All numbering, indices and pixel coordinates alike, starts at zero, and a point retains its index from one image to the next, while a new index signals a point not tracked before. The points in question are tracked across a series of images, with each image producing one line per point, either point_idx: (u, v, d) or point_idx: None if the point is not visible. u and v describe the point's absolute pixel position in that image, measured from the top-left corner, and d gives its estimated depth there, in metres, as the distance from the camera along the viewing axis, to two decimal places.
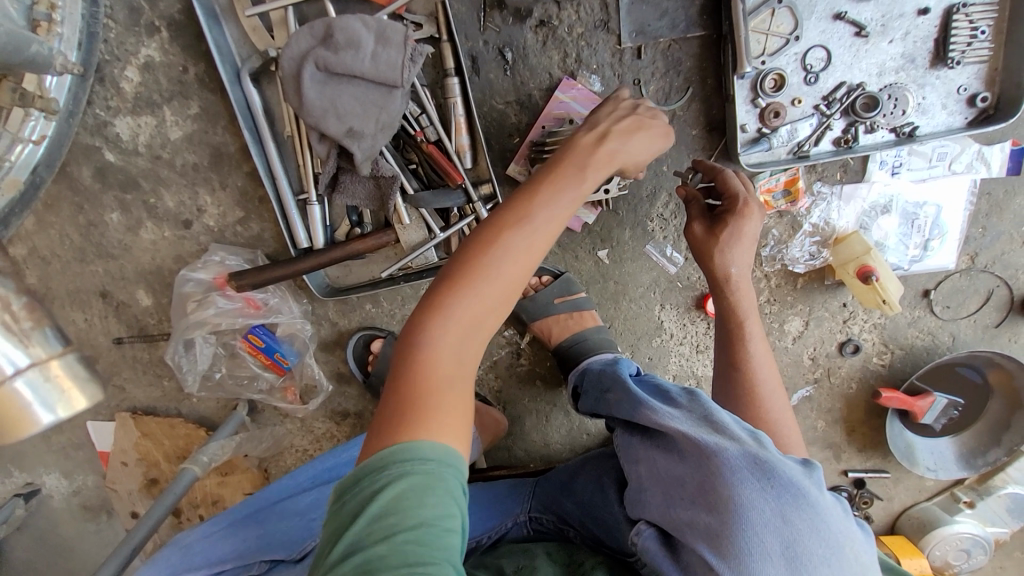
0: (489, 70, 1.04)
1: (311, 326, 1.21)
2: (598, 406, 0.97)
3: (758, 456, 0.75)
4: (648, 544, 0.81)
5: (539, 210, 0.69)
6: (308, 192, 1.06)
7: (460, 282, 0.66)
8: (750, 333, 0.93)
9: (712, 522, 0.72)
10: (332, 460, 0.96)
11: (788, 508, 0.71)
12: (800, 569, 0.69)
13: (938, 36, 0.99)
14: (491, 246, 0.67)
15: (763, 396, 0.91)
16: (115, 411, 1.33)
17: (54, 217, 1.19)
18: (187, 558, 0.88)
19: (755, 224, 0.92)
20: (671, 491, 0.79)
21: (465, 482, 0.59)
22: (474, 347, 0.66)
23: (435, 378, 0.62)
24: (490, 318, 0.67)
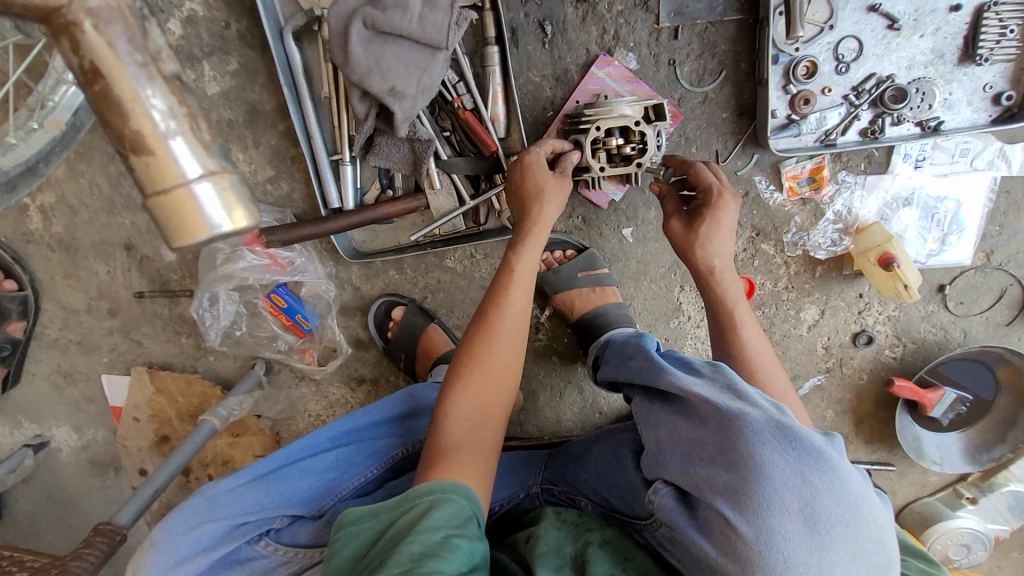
0: (528, 43, 1.07)
1: (335, 289, 1.22)
2: (619, 372, 0.98)
3: (779, 421, 0.76)
4: (665, 502, 0.79)
5: (506, 302, 0.96)
6: (343, 152, 1.08)
7: (464, 373, 0.93)
8: (743, 321, 0.95)
9: (732, 478, 0.72)
10: (352, 422, 0.96)
11: (809, 468, 0.71)
12: (819, 528, 0.69)
13: (968, 33, 1.02)
14: (484, 339, 0.95)
15: (762, 378, 0.92)
16: (131, 365, 1.33)
17: (86, 165, 1.20)
18: (213, 509, 0.84)
19: (732, 211, 0.95)
20: (691, 450, 0.78)
21: (451, 510, 0.76)
22: (481, 414, 0.91)
23: (454, 445, 0.87)
24: (491, 394, 0.93)
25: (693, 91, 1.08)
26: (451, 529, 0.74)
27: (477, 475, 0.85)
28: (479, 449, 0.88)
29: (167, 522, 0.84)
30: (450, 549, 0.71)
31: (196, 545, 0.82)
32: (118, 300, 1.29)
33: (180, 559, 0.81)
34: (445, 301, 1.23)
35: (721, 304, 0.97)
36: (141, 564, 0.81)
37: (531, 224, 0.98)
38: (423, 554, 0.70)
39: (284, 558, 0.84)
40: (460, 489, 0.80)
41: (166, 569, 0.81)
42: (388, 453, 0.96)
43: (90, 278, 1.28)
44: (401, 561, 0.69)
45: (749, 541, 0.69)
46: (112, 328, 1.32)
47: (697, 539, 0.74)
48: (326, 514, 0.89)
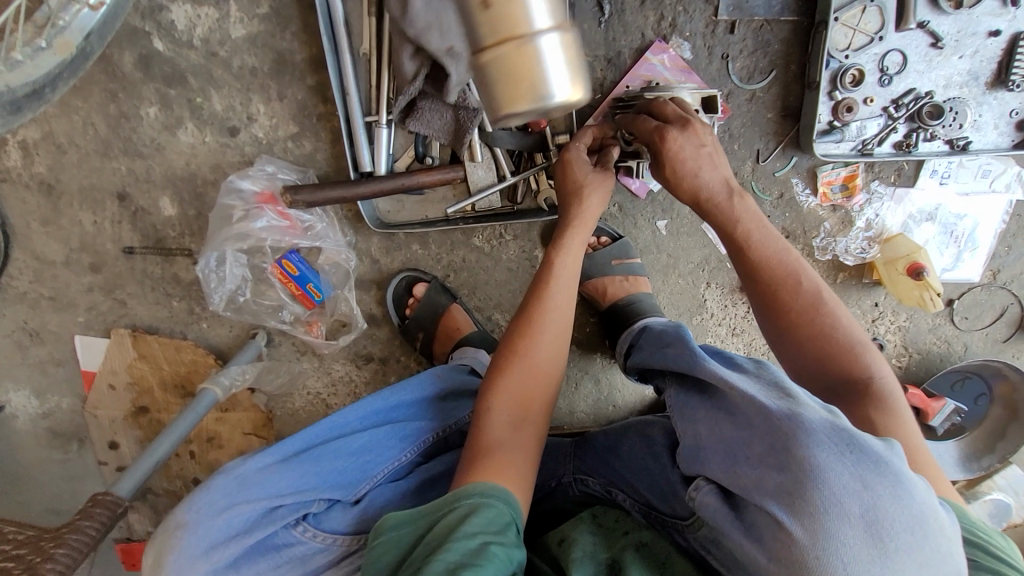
0: (584, 20, 1.03)
1: (355, 259, 1.15)
2: (654, 359, 0.94)
3: (834, 423, 0.67)
4: (707, 501, 0.72)
5: (552, 291, 0.92)
6: (379, 114, 1.02)
7: (506, 366, 0.89)
8: (753, 245, 0.85)
9: (784, 479, 0.64)
10: (383, 403, 0.92)
11: (869, 473, 0.62)
12: (882, 537, 0.59)
13: (1003, 59, 1.06)
14: (525, 333, 0.91)
15: (787, 293, 0.83)
16: (111, 326, 1.21)
17: (82, 101, 1.08)
18: (244, 489, 0.81)
19: (691, 138, 0.86)
20: (736, 448, 0.71)
21: (488, 512, 0.73)
22: (520, 410, 0.87)
23: (494, 443, 0.84)
24: (534, 390, 0.88)
25: (742, 88, 1.08)
26: (488, 535, 0.71)
27: (520, 479, 0.81)
28: (521, 446, 0.84)
29: (194, 502, 0.80)
30: (488, 555, 0.68)
31: (228, 529, 0.78)
32: (102, 254, 1.17)
33: (214, 544, 0.78)
34: (468, 280, 1.18)
35: (731, 233, 0.86)
36: (172, 547, 0.78)
37: (572, 217, 0.94)
38: (458, 560, 0.67)
39: (322, 544, 0.81)
40: (500, 492, 0.76)
41: (199, 553, 0.77)
42: (421, 437, 0.91)
43: (72, 228, 1.16)
44: (440, 567, 0.66)
45: (803, 547, 0.61)
46: (92, 285, 1.19)
47: (743, 544, 0.66)
48: (363, 499, 0.85)
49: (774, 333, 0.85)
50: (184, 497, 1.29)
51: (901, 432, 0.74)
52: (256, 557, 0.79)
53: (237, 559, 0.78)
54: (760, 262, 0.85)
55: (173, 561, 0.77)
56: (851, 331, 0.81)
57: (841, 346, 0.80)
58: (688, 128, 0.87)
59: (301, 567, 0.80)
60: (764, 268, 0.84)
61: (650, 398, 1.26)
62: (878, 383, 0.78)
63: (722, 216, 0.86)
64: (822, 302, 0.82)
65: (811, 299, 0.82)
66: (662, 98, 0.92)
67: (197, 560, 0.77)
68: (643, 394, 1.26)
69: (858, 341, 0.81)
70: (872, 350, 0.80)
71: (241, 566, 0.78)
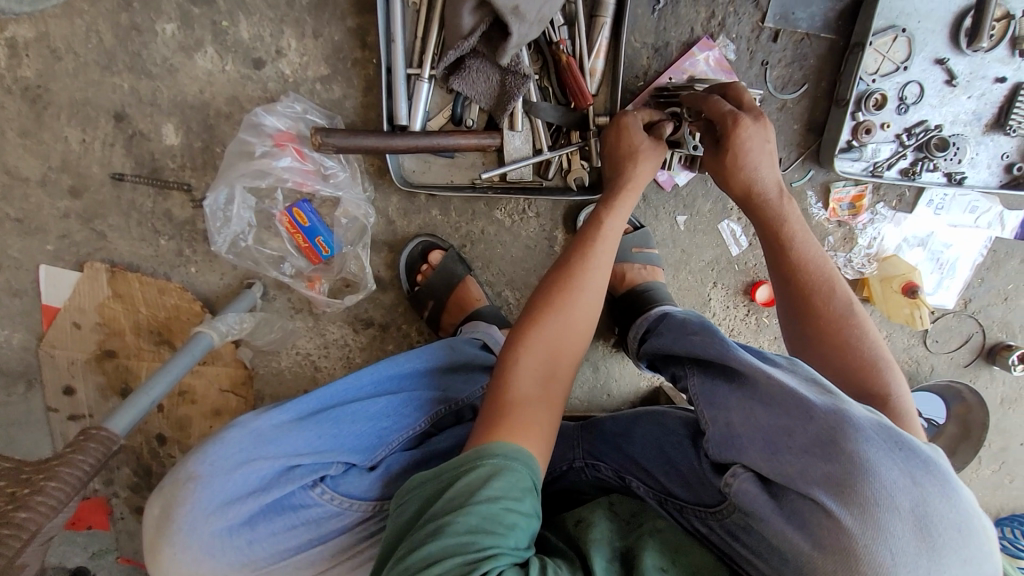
0: (639, 6, 1.06)
1: (372, 217, 1.10)
2: (676, 345, 0.90)
3: (878, 422, 0.67)
4: (746, 488, 0.69)
5: (594, 260, 0.87)
6: (423, 67, 0.98)
7: (539, 319, 0.81)
8: (795, 244, 0.88)
9: (832, 470, 0.63)
10: (397, 366, 0.85)
11: (918, 471, 0.62)
12: (932, 533, 0.59)
13: (1002, 105, 1.13)
14: (563, 289, 0.84)
15: (817, 299, 0.85)
16: (84, 260, 1.10)
17: (88, 5, 0.99)
18: (261, 446, 0.75)
19: (760, 131, 0.89)
20: (775, 437, 0.68)
21: (512, 470, 0.65)
22: (548, 373, 0.78)
23: (519, 398, 0.74)
24: (564, 354, 0.80)
25: (775, 96, 1.13)
26: (510, 502, 0.63)
27: (541, 438, 0.72)
28: (547, 405, 0.75)
29: (208, 455, 0.74)
30: (509, 525, 0.62)
31: (244, 485, 0.73)
32: (86, 178, 1.06)
33: (228, 500, 0.72)
34: (483, 253, 1.16)
35: (777, 225, 0.89)
36: (182, 501, 0.73)
37: (626, 180, 0.93)
38: (477, 528, 0.60)
39: (339, 508, 0.75)
40: (524, 455, 0.67)
41: (212, 508, 0.72)
42: (435, 406, 0.84)
43: (54, 144, 1.04)
44: (457, 533, 0.60)
45: (853, 537, 0.60)
46: (68, 211, 1.08)
47: (786, 532, 0.64)
48: (380, 466, 0.79)
49: (800, 336, 0.86)
50: (142, 455, 1.18)
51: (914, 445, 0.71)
52: (272, 516, 0.74)
53: (252, 517, 0.73)
54: (799, 261, 0.87)
55: (184, 516, 0.72)
56: (874, 349, 0.81)
57: (861, 359, 0.80)
58: (760, 121, 0.89)
59: (317, 531, 0.75)
60: (802, 268, 0.87)
61: (644, 390, 1.28)
62: (892, 400, 0.76)
63: (769, 208, 0.90)
64: (852, 315, 0.84)
65: (841, 308, 0.84)
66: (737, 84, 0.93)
67: (210, 516, 0.72)
68: (638, 386, 1.28)
69: (881, 360, 0.80)
70: (892, 368, 0.80)
71: (257, 525, 0.73)
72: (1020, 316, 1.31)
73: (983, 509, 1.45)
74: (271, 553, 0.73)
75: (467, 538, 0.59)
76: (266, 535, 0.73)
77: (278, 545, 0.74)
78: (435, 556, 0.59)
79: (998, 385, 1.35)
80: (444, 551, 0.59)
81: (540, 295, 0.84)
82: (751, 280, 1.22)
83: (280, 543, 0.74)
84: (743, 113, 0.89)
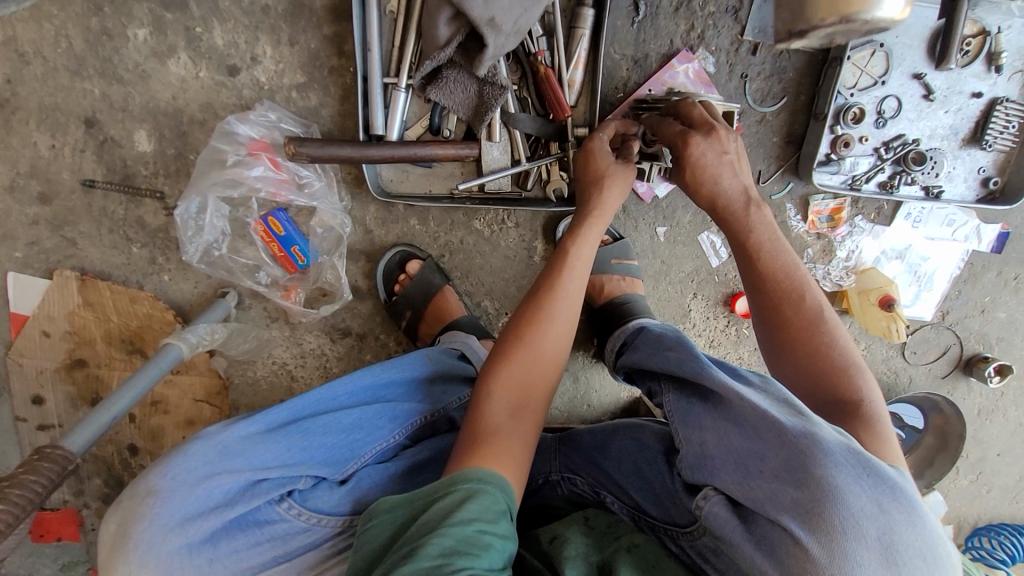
0: (618, 17, 1.06)
1: (349, 226, 1.09)
2: (652, 360, 0.89)
3: (848, 445, 0.67)
4: (715, 511, 0.70)
5: (565, 283, 0.86)
6: (400, 77, 0.97)
7: (508, 354, 0.81)
8: (765, 254, 0.87)
9: (801, 496, 0.62)
10: (373, 378, 0.83)
11: (885, 497, 0.62)
12: (896, 563, 0.59)
13: (979, 120, 1.14)
14: (533, 320, 0.83)
15: (788, 308, 0.85)
16: (54, 267, 1.08)
17: (57, 9, 0.97)
18: (226, 459, 0.72)
19: (714, 144, 0.89)
20: (748, 460, 0.68)
21: (485, 494, 0.65)
22: (521, 401, 0.78)
23: (493, 430, 0.74)
24: (537, 381, 0.80)
25: (754, 109, 1.13)
26: (484, 524, 0.62)
27: (517, 466, 0.72)
28: (521, 437, 0.75)
29: (170, 468, 0.71)
30: (484, 546, 0.61)
31: (207, 500, 0.71)
32: (55, 184, 1.04)
33: (190, 515, 0.70)
34: (462, 263, 1.15)
35: (745, 239, 0.89)
36: (140, 517, 0.70)
37: (593, 208, 0.93)
38: (452, 548, 0.59)
39: (306, 524, 0.74)
40: (497, 480, 0.67)
41: (173, 524, 0.69)
42: (410, 419, 0.83)
43: (22, 149, 1.02)
44: (429, 555, 0.59)
45: (819, 566, 0.60)
46: (38, 218, 1.06)
47: (753, 556, 0.65)
48: (351, 479, 0.78)
49: (774, 346, 0.86)
50: (114, 466, 1.16)
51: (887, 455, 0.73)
52: (235, 533, 0.72)
53: (214, 533, 0.71)
54: (767, 273, 0.87)
55: (142, 532, 0.69)
56: (845, 353, 0.82)
57: (833, 366, 0.81)
58: (711, 135, 0.89)
59: (283, 546, 0.73)
60: (769, 280, 0.87)
61: (624, 401, 1.27)
62: (866, 405, 0.78)
63: (737, 224, 0.90)
64: (823, 320, 0.84)
65: (811, 315, 0.84)
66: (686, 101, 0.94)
67: (169, 533, 0.69)
68: (618, 397, 1.27)
69: (853, 365, 0.81)
70: (864, 373, 0.81)
71: (218, 542, 0.71)
72: (996, 328, 1.32)
73: (961, 519, 1.46)
74: (233, 572, 0.71)
75: (440, 561, 0.58)
76: (228, 553, 0.71)
77: (241, 564, 0.72)
78: None
79: (976, 395, 1.36)
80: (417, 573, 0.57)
81: (511, 325, 0.84)
82: (731, 291, 1.22)
83: (244, 561, 0.72)
84: (693, 131, 0.90)
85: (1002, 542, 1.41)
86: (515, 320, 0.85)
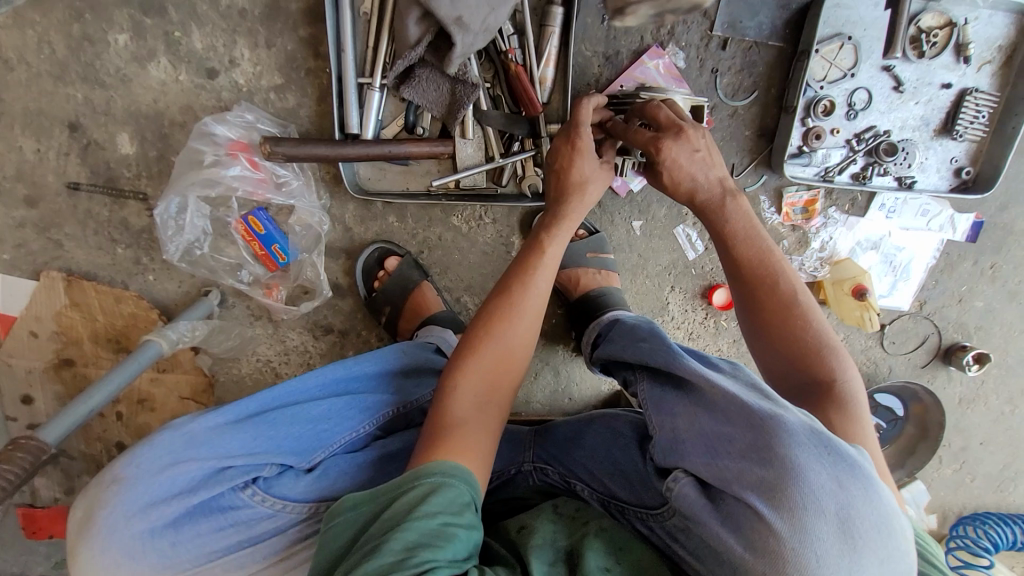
0: (588, 15, 1.08)
1: (328, 224, 1.11)
2: (626, 352, 0.91)
3: (811, 426, 0.68)
4: (685, 492, 0.71)
5: (529, 281, 0.87)
6: (373, 77, 0.99)
7: (474, 347, 0.82)
8: (738, 245, 0.90)
9: (766, 475, 0.64)
10: (345, 371, 0.85)
11: (844, 474, 0.63)
12: (854, 535, 0.61)
13: (950, 111, 1.15)
14: (500, 315, 0.84)
15: (763, 296, 0.88)
16: (41, 269, 1.10)
17: (39, 16, 1.00)
18: (191, 447, 0.74)
19: (685, 144, 0.90)
20: (717, 443, 0.70)
21: (448, 489, 0.67)
22: (486, 394, 0.79)
23: (459, 421, 0.75)
24: (503, 376, 0.81)
25: (726, 103, 1.15)
26: (449, 517, 0.65)
27: (480, 458, 0.73)
28: (484, 431, 0.76)
29: (136, 457, 0.73)
30: (448, 537, 0.64)
31: (171, 487, 0.72)
32: (41, 187, 1.07)
33: (154, 501, 0.72)
34: (440, 259, 1.17)
35: (720, 233, 0.92)
36: (104, 503, 0.71)
37: (563, 211, 0.93)
38: (415, 543, 0.61)
39: (271, 510, 0.75)
40: (461, 472, 0.69)
41: (135, 510, 0.71)
42: (382, 410, 0.84)
43: (8, 154, 1.05)
44: (393, 550, 0.61)
45: (782, 540, 0.61)
46: (24, 221, 1.08)
47: (721, 534, 0.66)
48: (318, 467, 0.78)
49: (754, 328, 0.89)
50: (102, 464, 1.17)
51: (858, 432, 0.77)
52: (198, 518, 0.73)
53: (177, 519, 0.72)
54: (741, 262, 0.90)
55: (105, 517, 0.71)
56: (822, 335, 0.85)
57: (808, 346, 0.84)
58: (681, 137, 0.90)
59: (247, 532, 0.74)
60: (744, 265, 0.90)
61: (606, 394, 1.28)
62: (841, 384, 0.81)
63: (713, 215, 0.92)
64: (797, 305, 0.87)
65: (786, 299, 0.87)
66: (659, 101, 0.94)
67: (131, 517, 0.71)
68: (600, 390, 1.28)
69: (829, 346, 0.84)
70: (840, 353, 0.84)
71: (181, 527, 0.72)
72: (975, 317, 1.33)
73: (946, 509, 1.46)
74: (195, 556, 0.73)
75: (403, 555, 0.61)
76: (191, 537, 0.72)
77: (204, 548, 0.73)
78: (373, 572, 0.60)
79: (956, 384, 1.37)
80: (380, 568, 0.60)
81: (478, 316, 0.85)
82: (709, 284, 1.24)
83: (207, 546, 0.73)
84: (663, 134, 0.91)
85: (987, 531, 1.42)
86: (480, 312, 0.86)
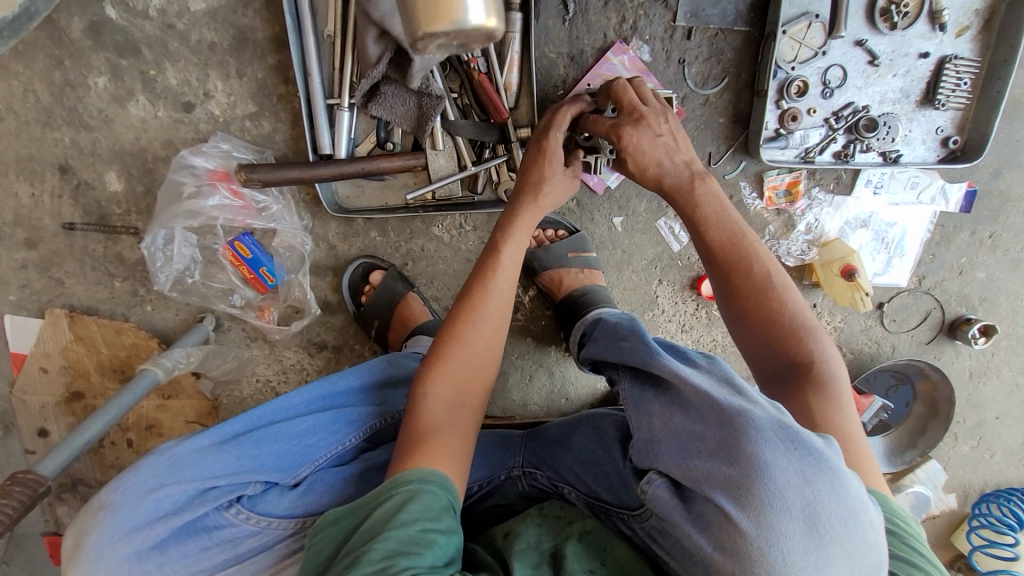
0: (549, 17, 1.08)
1: (311, 244, 1.14)
2: (608, 351, 0.91)
3: (780, 420, 0.66)
4: (659, 494, 0.70)
5: (495, 284, 0.88)
6: (341, 97, 1.01)
7: (444, 353, 0.83)
8: (708, 231, 0.88)
9: (733, 474, 0.62)
10: (329, 387, 0.87)
11: (811, 469, 0.62)
12: (820, 531, 0.60)
13: (930, 80, 1.12)
14: (465, 320, 0.86)
15: (737, 281, 0.86)
16: (46, 307, 1.15)
17: (23, 67, 1.04)
18: (176, 470, 0.76)
19: (646, 131, 0.90)
20: (688, 442, 0.68)
21: (427, 494, 0.68)
22: (460, 396, 0.80)
23: (434, 426, 0.77)
24: (475, 377, 0.83)
25: (697, 92, 1.14)
26: (428, 523, 0.66)
27: (458, 462, 0.75)
28: (460, 433, 0.77)
29: (122, 483, 0.75)
30: (428, 543, 0.64)
31: (156, 510, 0.74)
32: (38, 230, 1.12)
33: (139, 524, 0.74)
34: (425, 270, 1.19)
35: (690, 220, 0.90)
36: (92, 529, 0.73)
37: (525, 211, 0.94)
38: (395, 550, 0.62)
39: (256, 527, 0.77)
40: (438, 478, 0.70)
41: (121, 534, 0.73)
42: (367, 422, 0.87)
43: (6, 200, 1.10)
44: (373, 559, 0.61)
45: (749, 540, 0.60)
46: (26, 262, 1.13)
47: (693, 535, 0.65)
48: (303, 483, 0.81)
49: (732, 315, 0.87)
50: None
51: (835, 415, 0.76)
52: (183, 539, 0.75)
53: (163, 540, 0.74)
54: (714, 248, 0.88)
55: (93, 543, 0.73)
56: (798, 317, 0.83)
57: (785, 329, 0.83)
58: (639, 125, 0.90)
59: (232, 550, 0.77)
60: (717, 251, 0.88)
61: (602, 391, 1.29)
62: (820, 366, 0.80)
63: (684, 199, 0.90)
64: (771, 288, 0.85)
65: (760, 283, 0.85)
66: (621, 79, 0.93)
67: (118, 541, 0.73)
68: (596, 387, 1.29)
69: (806, 328, 0.83)
70: (818, 334, 0.82)
71: (167, 548, 0.74)
72: (978, 288, 1.29)
73: (967, 487, 1.42)
74: None
75: (384, 563, 0.61)
76: (177, 557, 0.75)
77: (191, 567, 0.75)
78: None
79: (965, 358, 1.34)
80: None
81: (448, 323, 0.87)
82: (696, 275, 1.23)
83: (194, 565, 0.75)
84: (622, 123, 0.91)
85: (1013, 509, 1.37)
86: (449, 319, 0.87)
